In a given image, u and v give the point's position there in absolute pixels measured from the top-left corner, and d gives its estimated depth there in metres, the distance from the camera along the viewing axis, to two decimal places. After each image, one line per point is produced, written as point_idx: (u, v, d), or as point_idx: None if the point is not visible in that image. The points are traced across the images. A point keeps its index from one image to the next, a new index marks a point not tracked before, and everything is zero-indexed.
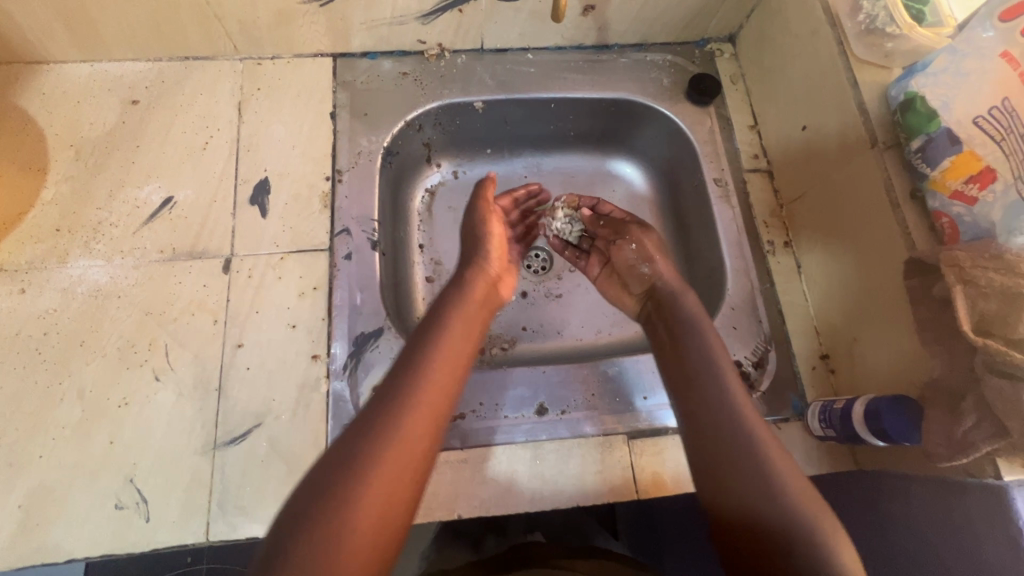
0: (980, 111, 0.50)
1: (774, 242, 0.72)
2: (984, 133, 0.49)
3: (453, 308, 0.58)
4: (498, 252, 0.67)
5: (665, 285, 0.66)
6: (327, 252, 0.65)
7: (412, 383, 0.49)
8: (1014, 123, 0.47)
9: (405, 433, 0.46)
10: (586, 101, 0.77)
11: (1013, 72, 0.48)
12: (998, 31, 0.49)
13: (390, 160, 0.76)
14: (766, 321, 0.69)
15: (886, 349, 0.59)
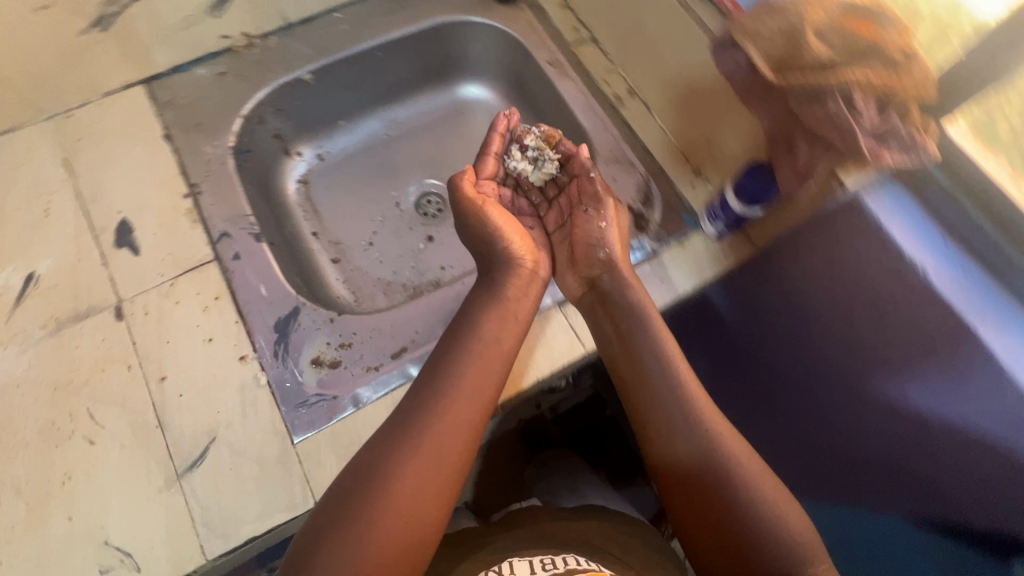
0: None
1: (619, 94, 0.76)
2: None
3: (489, 305, 0.58)
4: (519, 236, 0.63)
5: (617, 280, 0.61)
6: (215, 262, 0.65)
7: (441, 395, 0.52)
8: None
9: (417, 457, 0.49)
10: (410, 34, 0.80)
11: None
12: None
13: (245, 158, 0.75)
14: (639, 164, 0.74)
15: (735, 137, 0.63)
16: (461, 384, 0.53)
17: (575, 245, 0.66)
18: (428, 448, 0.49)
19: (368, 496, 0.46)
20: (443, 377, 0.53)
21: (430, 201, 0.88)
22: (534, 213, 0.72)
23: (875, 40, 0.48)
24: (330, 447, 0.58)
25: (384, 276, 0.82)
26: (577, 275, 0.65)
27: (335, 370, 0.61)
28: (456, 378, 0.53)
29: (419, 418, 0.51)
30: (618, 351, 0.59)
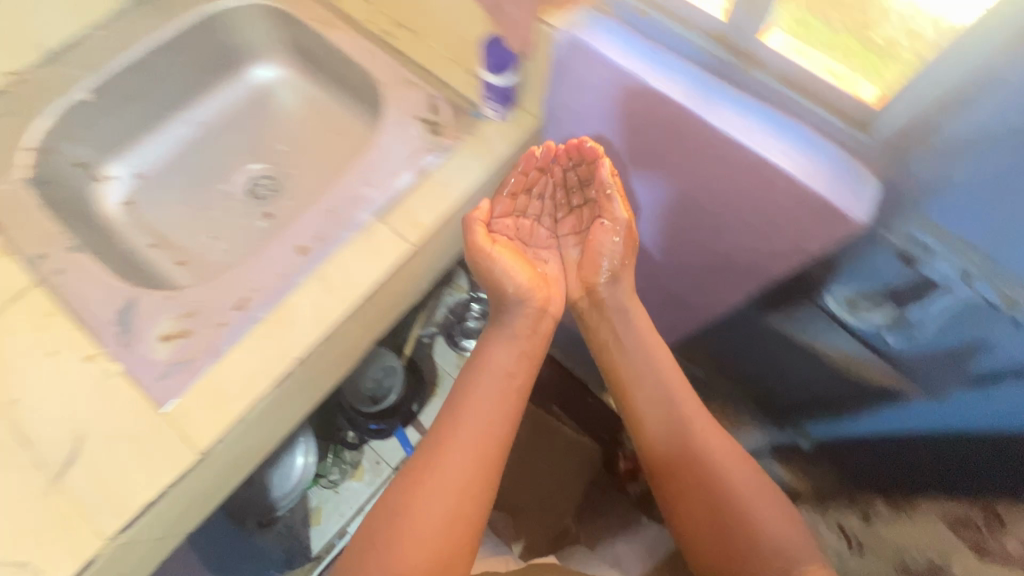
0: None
1: (386, 30, 0.83)
2: None
3: (506, 352, 0.78)
4: (527, 276, 0.79)
5: (617, 300, 0.81)
6: (39, 284, 0.66)
7: (459, 476, 0.67)
8: None
9: (480, 441, 0.70)
10: (181, 33, 0.82)
11: None
12: None
13: (49, 187, 0.76)
14: (421, 81, 0.81)
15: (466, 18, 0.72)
16: (482, 395, 0.73)
17: (584, 273, 0.82)
18: (460, 434, 0.70)
19: (447, 464, 0.67)
20: (462, 468, 0.67)
21: (261, 182, 0.91)
22: (552, 213, 0.84)
23: None
24: (195, 401, 0.61)
25: (232, 261, 0.85)
26: (579, 279, 0.83)
27: (185, 339, 0.64)
28: (486, 453, 0.69)
29: (456, 413, 0.72)
30: (637, 404, 0.77)
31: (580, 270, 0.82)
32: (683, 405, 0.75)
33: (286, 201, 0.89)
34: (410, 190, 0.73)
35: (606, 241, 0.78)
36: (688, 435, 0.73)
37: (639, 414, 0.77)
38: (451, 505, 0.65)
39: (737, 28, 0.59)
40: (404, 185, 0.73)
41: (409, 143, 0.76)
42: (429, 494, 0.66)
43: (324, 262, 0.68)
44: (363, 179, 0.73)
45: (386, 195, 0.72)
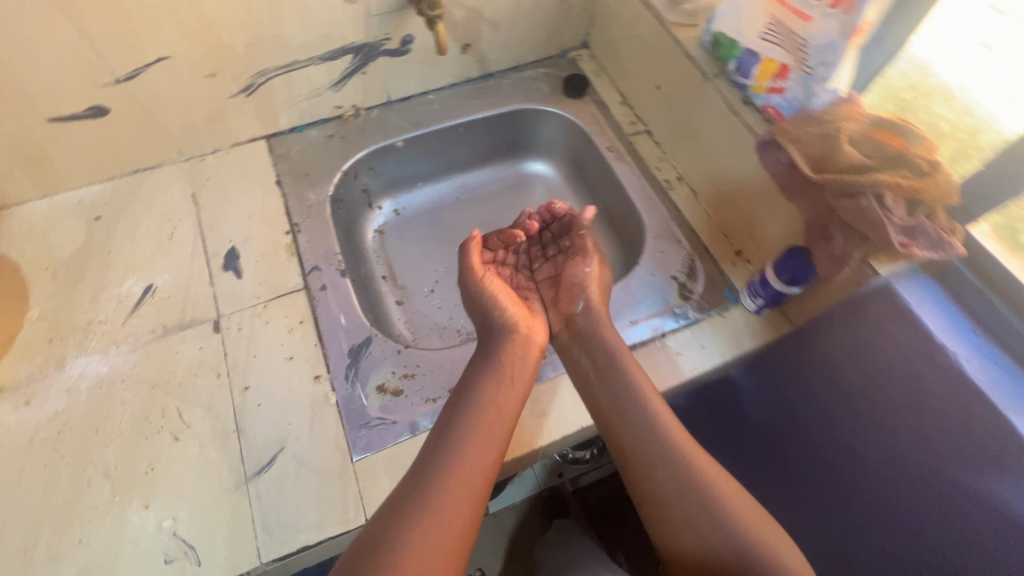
0: (760, 29, 0.66)
1: (670, 179, 0.85)
2: (771, 44, 0.65)
3: (486, 379, 0.65)
4: (511, 305, 0.74)
5: (592, 321, 0.72)
6: (304, 290, 0.73)
7: (436, 506, 0.55)
8: (783, 32, 0.63)
9: (469, 472, 0.58)
10: (489, 116, 0.92)
11: None
12: None
13: (339, 207, 0.86)
14: (685, 240, 0.81)
15: (771, 214, 0.71)
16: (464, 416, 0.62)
17: (556, 295, 0.78)
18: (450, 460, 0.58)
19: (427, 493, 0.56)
20: (439, 503, 0.55)
21: None
22: (528, 264, 0.85)
23: (902, 150, 0.57)
24: (386, 466, 0.62)
25: (441, 320, 0.89)
26: (558, 314, 0.77)
27: (396, 398, 0.67)
28: (464, 490, 0.57)
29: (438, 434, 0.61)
30: (602, 396, 0.66)
31: (557, 302, 0.78)
32: (686, 450, 0.62)
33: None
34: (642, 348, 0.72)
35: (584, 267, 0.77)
36: (725, 516, 0.57)
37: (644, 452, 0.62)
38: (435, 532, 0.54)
39: None
40: (639, 342, 0.73)
41: (655, 299, 0.76)
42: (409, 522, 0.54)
43: (540, 383, 0.70)
44: None
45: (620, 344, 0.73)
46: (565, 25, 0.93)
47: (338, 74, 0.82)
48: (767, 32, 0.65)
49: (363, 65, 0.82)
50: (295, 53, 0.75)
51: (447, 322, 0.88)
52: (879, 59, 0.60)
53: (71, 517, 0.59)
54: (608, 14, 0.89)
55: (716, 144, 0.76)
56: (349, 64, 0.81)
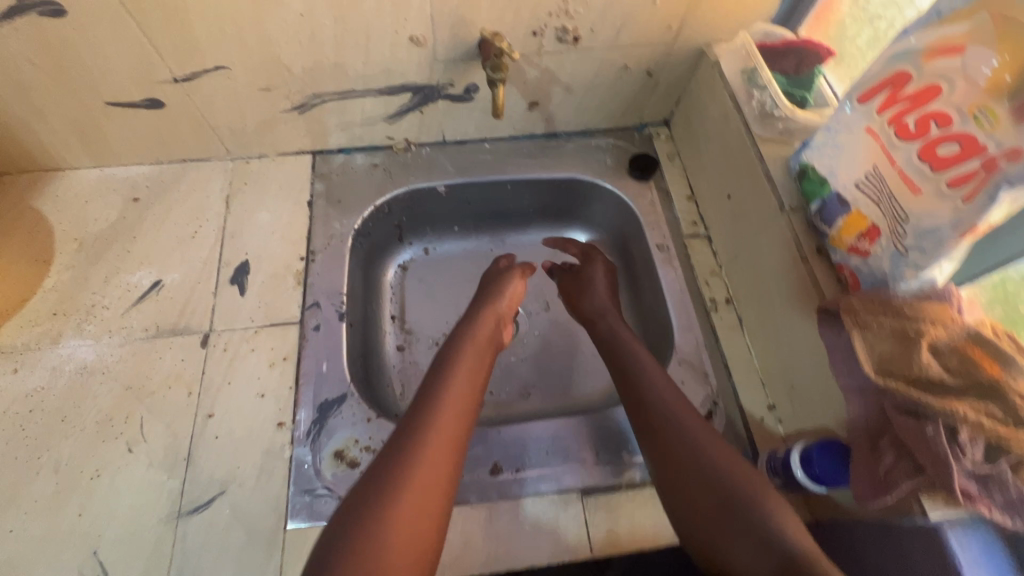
0: (857, 176, 0.55)
1: (716, 299, 0.76)
2: (866, 197, 0.54)
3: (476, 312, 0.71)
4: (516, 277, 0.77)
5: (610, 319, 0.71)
6: (298, 325, 0.71)
7: (445, 380, 0.59)
8: (882, 191, 0.52)
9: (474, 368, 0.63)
10: (541, 178, 0.86)
11: (876, 144, 0.52)
12: (859, 110, 0.54)
13: (362, 240, 0.83)
14: (713, 376, 0.71)
15: (816, 385, 0.60)
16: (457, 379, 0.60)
17: (565, 293, 0.79)
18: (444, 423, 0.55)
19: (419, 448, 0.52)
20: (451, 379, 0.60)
21: None
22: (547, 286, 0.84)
23: (996, 379, 0.45)
24: (315, 546, 0.58)
25: None
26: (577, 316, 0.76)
27: (350, 471, 0.63)
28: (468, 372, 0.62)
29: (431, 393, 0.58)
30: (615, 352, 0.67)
31: (568, 299, 0.78)
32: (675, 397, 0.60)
33: (511, 361, 0.83)
34: (631, 489, 0.63)
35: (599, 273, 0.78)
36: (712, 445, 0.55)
37: (668, 450, 0.56)
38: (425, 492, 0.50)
39: None
40: (629, 481, 0.63)
41: None
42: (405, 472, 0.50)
43: (505, 500, 0.62)
44: (595, 440, 0.66)
45: (606, 476, 0.63)
46: (647, 100, 0.84)
47: (394, 108, 0.78)
48: (865, 181, 0.54)
49: (421, 104, 0.78)
50: (353, 83, 0.73)
51: None
52: (1000, 257, 0.47)
53: (11, 503, 0.59)
54: (695, 100, 0.80)
55: (776, 283, 0.66)
56: (407, 101, 0.77)
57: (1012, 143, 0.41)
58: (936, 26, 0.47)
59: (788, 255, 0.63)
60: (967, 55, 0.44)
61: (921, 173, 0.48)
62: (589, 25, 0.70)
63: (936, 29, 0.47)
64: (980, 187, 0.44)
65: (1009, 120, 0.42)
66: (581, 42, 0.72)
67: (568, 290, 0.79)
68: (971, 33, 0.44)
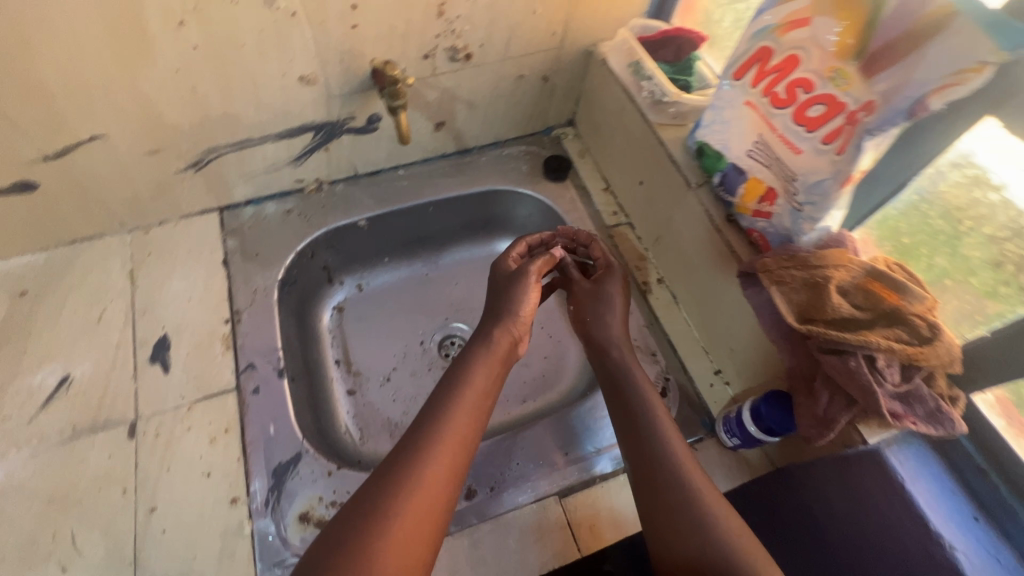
0: (747, 146, 0.59)
1: (649, 281, 0.79)
2: (757, 164, 0.58)
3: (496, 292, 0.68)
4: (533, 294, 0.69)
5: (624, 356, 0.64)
6: (235, 391, 0.67)
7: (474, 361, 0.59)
8: (770, 155, 0.56)
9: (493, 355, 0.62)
10: (462, 196, 0.87)
11: (757, 114, 0.57)
12: (736, 86, 0.58)
13: (289, 290, 0.80)
14: (660, 355, 0.74)
15: (751, 343, 0.64)
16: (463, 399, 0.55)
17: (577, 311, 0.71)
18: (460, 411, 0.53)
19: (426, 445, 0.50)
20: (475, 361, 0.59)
21: (453, 343, 0.88)
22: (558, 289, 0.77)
23: (896, 307, 0.50)
24: None
25: (394, 416, 0.81)
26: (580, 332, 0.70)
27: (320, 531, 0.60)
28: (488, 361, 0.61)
29: (427, 421, 0.52)
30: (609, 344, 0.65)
31: (581, 318, 0.70)
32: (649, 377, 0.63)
33: None
34: (604, 481, 0.64)
35: (616, 292, 0.69)
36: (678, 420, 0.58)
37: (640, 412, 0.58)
38: (409, 530, 0.45)
39: None
40: (601, 474, 0.65)
41: None
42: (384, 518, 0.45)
43: (486, 522, 0.61)
44: (562, 441, 0.67)
45: (579, 474, 0.64)
46: (548, 104, 0.87)
47: (297, 150, 0.76)
48: (754, 150, 0.58)
49: (324, 142, 0.76)
50: (248, 131, 0.70)
51: (402, 418, 0.81)
52: (877, 198, 0.53)
53: None
54: (593, 98, 0.84)
55: (697, 258, 0.69)
56: (310, 141, 0.75)
57: (865, 97, 0.46)
58: (784, 2, 0.52)
59: (703, 230, 0.67)
60: (814, 25, 0.49)
61: (797, 136, 0.52)
62: (479, 42, 0.71)
63: (783, 5, 0.52)
64: (847, 140, 0.48)
65: (858, 79, 0.46)
66: (474, 58, 0.73)
67: (582, 308, 0.70)
68: (813, 4, 0.49)
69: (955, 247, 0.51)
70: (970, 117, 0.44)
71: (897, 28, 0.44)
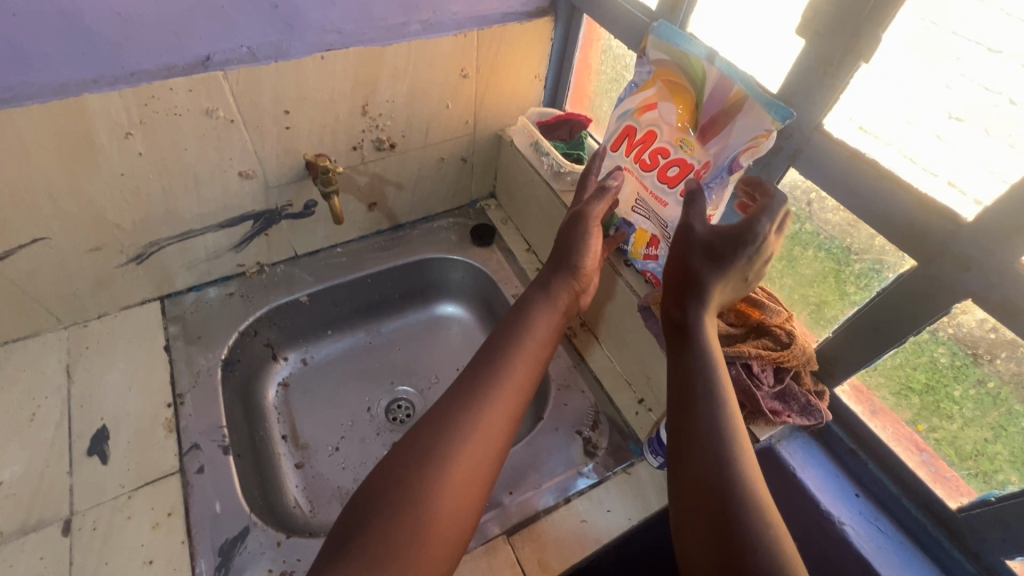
0: (630, 206, 0.71)
1: (573, 326, 0.87)
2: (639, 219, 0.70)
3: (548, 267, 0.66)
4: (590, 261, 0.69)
5: None
6: (178, 473, 0.67)
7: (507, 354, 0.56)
8: (647, 212, 0.68)
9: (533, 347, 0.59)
10: (399, 265, 0.94)
11: (633, 179, 0.68)
12: (614, 157, 0.70)
13: (232, 368, 0.82)
14: (589, 391, 0.82)
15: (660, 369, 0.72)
16: (498, 395, 0.52)
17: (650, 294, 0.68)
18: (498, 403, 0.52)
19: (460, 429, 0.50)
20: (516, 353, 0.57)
21: (400, 406, 0.92)
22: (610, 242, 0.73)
23: (760, 320, 0.61)
24: None
25: (344, 484, 0.82)
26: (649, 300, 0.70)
27: None
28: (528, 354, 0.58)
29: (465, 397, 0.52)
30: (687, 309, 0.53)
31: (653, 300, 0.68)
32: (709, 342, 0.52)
33: None
34: (547, 514, 0.68)
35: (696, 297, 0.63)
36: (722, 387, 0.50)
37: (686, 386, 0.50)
38: (449, 502, 0.46)
39: (967, 523, 0.53)
40: (544, 508, 0.69)
41: (561, 460, 0.75)
42: (419, 498, 0.45)
43: None
44: (506, 482, 0.72)
45: (523, 511, 0.68)
46: (469, 181, 0.99)
47: (238, 237, 0.82)
48: (636, 207, 0.70)
49: (264, 227, 0.83)
50: (190, 223, 0.76)
51: (350, 484, 0.82)
52: None
53: None
54: (507, 173, 0.96)
55: (607, 299, 0.79)
56: (250, 228, 0.82)
57: (703, 158, 0.60)
58: (637, 91, 0.65)
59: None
60: (661, 109, 0.63)
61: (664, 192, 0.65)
62: (400, 133, 0.82)
63: (637, 94, 0.65)
64: None
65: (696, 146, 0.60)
66: (397, 146, 0.84)
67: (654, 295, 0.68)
68: (658, 94, 0.63)
69: (795, 266, 0.64)
70: (779, 168, 0.58)
71: (714, 109, 0.58)
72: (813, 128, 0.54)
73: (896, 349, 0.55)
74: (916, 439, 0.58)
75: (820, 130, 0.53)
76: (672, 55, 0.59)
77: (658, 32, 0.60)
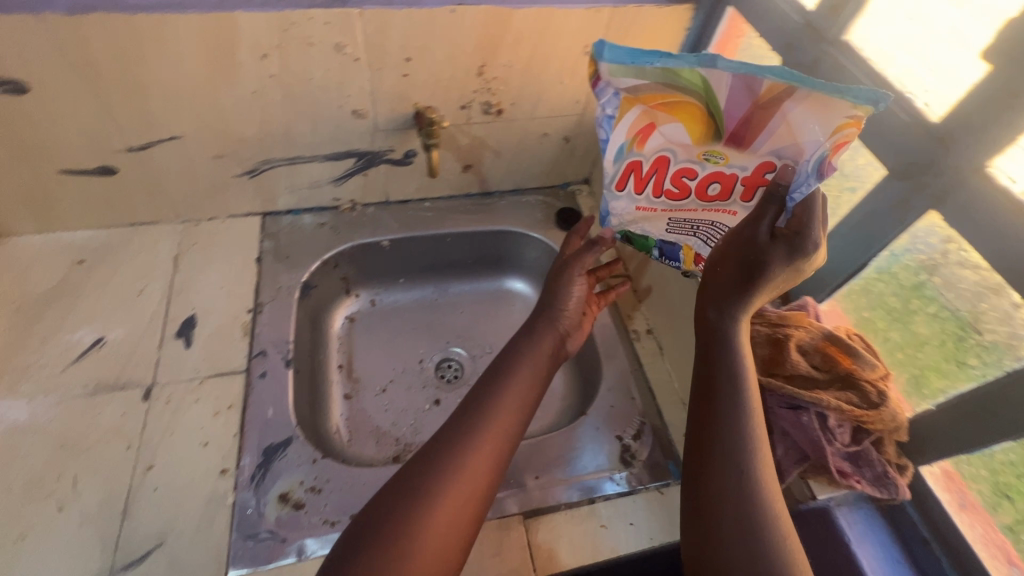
0: (661, 230, 0.66)
1: (638, 330, 0.85)
2: (680, 234, 0.66)
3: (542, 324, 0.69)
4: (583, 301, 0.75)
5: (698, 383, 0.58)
6: (243, 374, 0.73)
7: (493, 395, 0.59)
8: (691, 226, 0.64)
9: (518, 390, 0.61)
10: (479, 232, 0.95)
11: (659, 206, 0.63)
12: (623, 196, 0.62)
13: (309, 292, 0.87)
14: (639, 399, 0.78)
15: None
16: (482, 434, 0.55)
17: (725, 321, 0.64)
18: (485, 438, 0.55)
19: (447, 461, 0.52)
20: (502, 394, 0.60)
21: (450, 366, 0.94)
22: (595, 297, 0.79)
23: (850, 370, 0.55)
24: None
25: (383, 425, 0.86)
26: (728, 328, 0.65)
27: (296, 512, 0.64)
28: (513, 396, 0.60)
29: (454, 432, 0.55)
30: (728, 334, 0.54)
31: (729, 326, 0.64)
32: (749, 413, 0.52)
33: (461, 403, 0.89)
34: (568, 509, 0.67)
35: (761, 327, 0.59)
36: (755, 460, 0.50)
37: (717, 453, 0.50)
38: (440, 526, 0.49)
39: None
40: (567, 503, 0.67)
41: (595, 460, 0.72)
42: (411, 521, 0.48)
43: None
44: (533, 466, 0.70)
45: (546, 499, 0.67)
46: (567, 162, 0.97)
47: (340, 172, 0.86)
48: (670, 227, 0.65)
49: (364, 168, 0.87)
50: (301, 149, 0.81)
51: (388, 427, 0.85)
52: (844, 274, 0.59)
53: None
54: None
55: None
56: (352, 166, 0.86)
57: (757, 160, 0.54)
58: (617, 123, 0.55)
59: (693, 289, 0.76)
60: (661, 129, 0.55)
61: (716, 204, 0.60)
62: (510, 100, 0.82)
63: (620, 127, 0.55)
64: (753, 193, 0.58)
65: (738, 152, 0.53)
66: (505, 113, 0.84)
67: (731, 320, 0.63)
68: (647, 116, 0.54)
69: (907, 322, 0.57)
70: (916, 209, 0.51)
71: (741, 110, 0.51)
72: (973, 169, 0.46)
73: (1013, 444, 0.47)
74: (1009, 550, 0.50)
75: (981, 172, 0.46)
76: (650, 77, 0.50)
77: (613, 57, 0.49)
